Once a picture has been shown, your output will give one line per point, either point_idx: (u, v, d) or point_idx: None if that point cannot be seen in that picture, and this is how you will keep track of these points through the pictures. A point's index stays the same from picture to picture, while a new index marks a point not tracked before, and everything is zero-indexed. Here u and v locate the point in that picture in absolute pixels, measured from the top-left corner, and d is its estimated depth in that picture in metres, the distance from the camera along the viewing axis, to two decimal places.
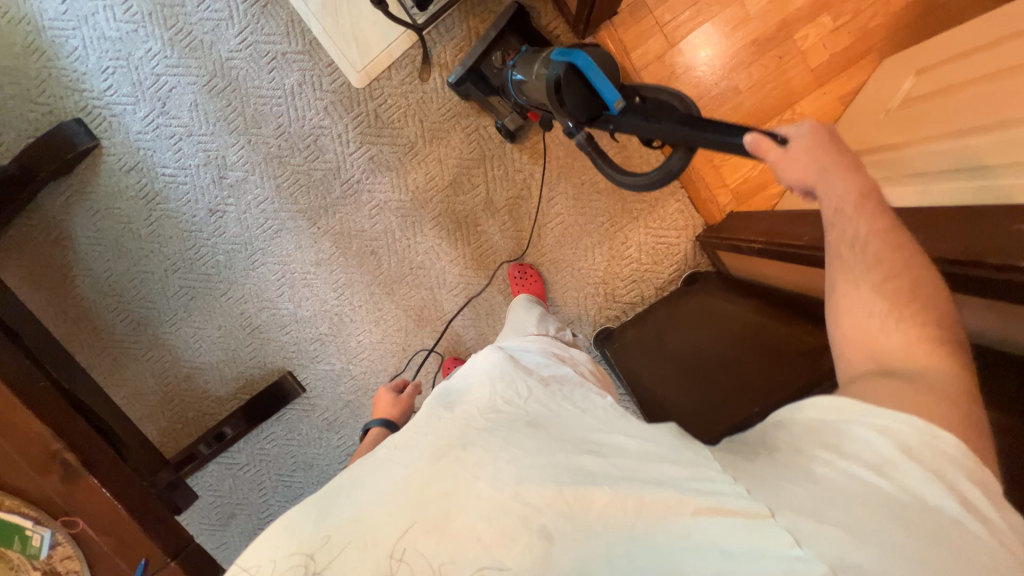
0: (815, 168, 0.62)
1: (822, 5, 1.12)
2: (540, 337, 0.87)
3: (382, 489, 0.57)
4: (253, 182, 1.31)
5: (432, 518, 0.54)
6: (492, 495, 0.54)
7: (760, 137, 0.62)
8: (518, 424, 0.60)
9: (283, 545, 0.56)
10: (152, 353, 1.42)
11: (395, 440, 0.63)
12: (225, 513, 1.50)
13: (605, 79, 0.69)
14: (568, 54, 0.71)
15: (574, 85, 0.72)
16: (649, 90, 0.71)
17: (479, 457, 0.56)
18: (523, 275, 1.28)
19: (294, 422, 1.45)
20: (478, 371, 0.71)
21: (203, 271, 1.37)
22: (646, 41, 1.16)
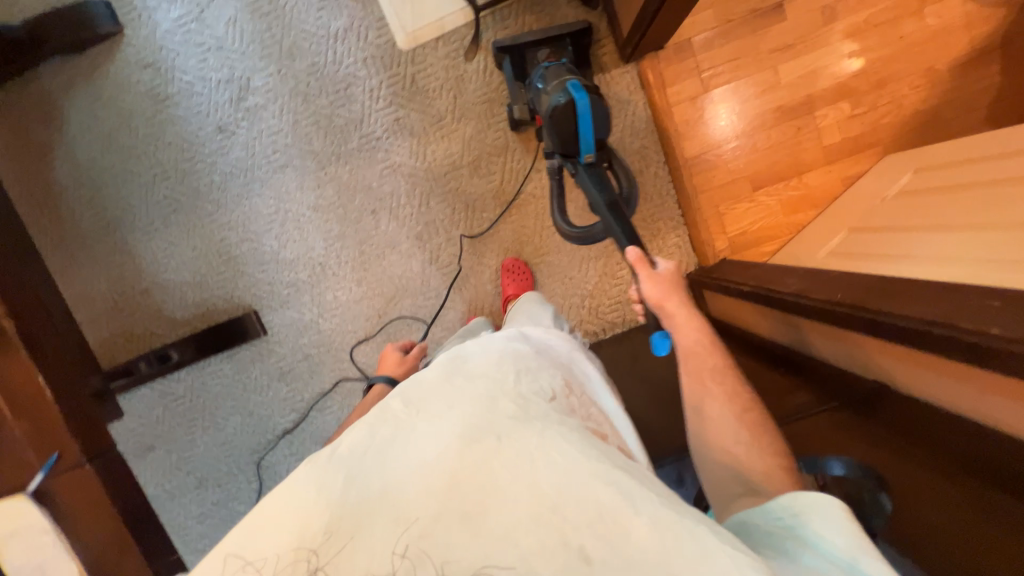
0: (672, 299, 0.84)
1: (845, 92, 1.21)
2: (563, 334, 0.87)
3: (411, 465, 0.56)
4: (271, 112, 1.28)
5: (469, 509, 0.51)
6: (530, 500, 0.51)
7: (639, 254, 0.86)
8: (553, 424, 0.58)
9: (298, 525, 0.54)
10: (113, 257, 1.34)
11: (417, 406, 0.63)
12: (144, 444, 1.42)
13: (588, 134, 0.91)
14: (574, 90, 0.89)
15: (568, 118, 0.91)
16: (617, 161, 0.96)
17: (518, 453, 0.54)
18: (515, 269, 1.30)
19: (245, 363, 1.39)
20: (496, 351, 0.71)
21: (194, 187, 1.32)
22: (683, 80, 1.22)
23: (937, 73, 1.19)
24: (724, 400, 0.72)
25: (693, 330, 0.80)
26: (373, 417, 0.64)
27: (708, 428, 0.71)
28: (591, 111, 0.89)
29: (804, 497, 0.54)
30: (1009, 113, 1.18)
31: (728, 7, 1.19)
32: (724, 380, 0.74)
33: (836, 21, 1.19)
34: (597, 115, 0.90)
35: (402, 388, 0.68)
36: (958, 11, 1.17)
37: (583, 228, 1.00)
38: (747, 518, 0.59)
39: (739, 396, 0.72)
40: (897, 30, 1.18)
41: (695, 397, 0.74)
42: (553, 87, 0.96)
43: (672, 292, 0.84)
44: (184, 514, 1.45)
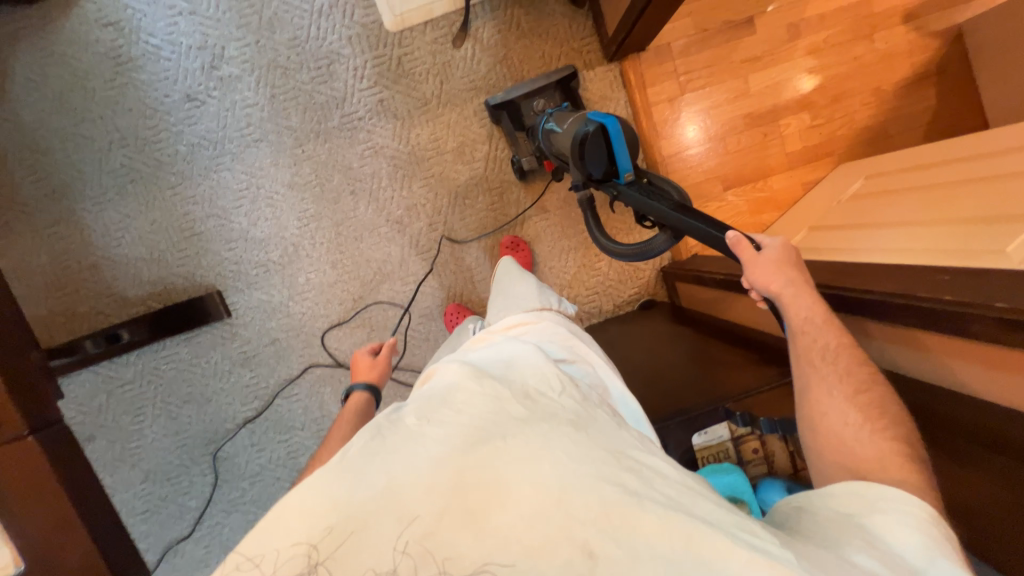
0: (781, 281, 0.74)
1: (806, 105, 1.31)
2: (554, 316, 0.90)
3: (415, 463, 0.55)
4: (247, 83, 1.23)
5: (474, 507, 0.52)
6: (537, 499, 0.52)
7: (740, 237, 0.76)
8: (561, 426, 0.58)
9: (302, 524, 0.53)
10: (59, 229, 1.24)
11: (426, 413, 0.60)
12: (83, 435, 1.30)
13: (626, 152, 0.84)
14: (602, 116, 0.85)
15: (599, 143, 0.85)
16: (659, 178, 0.88)
17: (522, 453, 0.54)
18: (513, 246, 1.30)
19: (205, 347, 1.31)
20: (508, 356, 0.71)
21: (156, 157, 1.24)
22: (662, 82, 1.28)
23: (884, 93, 1.31)
24: (835, 379, 0.67)
25: (807, 308, 0.72)
26: (380, 422, 0.61)
27: (817, 407, 0.66)
28: (621, 133, 0.85)
29: (876, 489, 0.56)
30: (939, 133, 1.33)
31: (705, 16, 1.26)
32: (836, 359, 0.68)
33: (800, 38, 1.28)
34: (628, 137, 0.86)
35: (418, 397, 0.64)
36: (902, 39, 1.30)
37: (640, 243, 0.84)
38: (808, 503, 0.60)
39: (852, 376, 0.67)
40: (852, 52, 1.30)
41: (806, 382, 0.69)
42: (572, 125, 0.93)
43: (778, 273, 0.74)
44: (127, 512, 1.34)
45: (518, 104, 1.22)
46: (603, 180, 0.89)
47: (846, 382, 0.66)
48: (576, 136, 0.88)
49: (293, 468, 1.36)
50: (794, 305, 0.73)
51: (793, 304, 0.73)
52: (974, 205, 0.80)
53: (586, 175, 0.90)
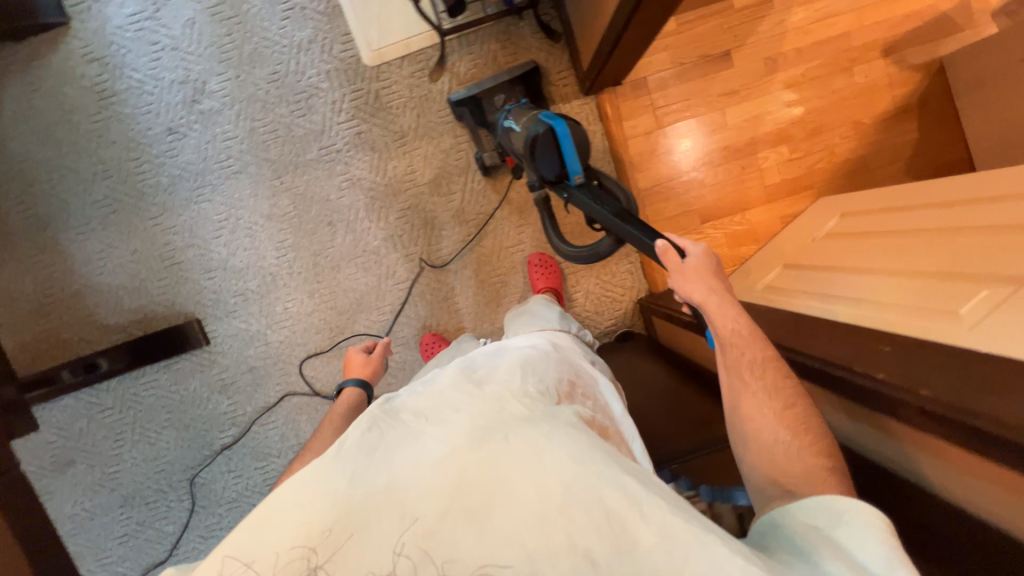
0: (704, 289, 0.77)
1: (784, 138, 1.30)
2: (557, 333, 0.95)
3: (418, 461, 0.56)
4: (227, 117, 1.25)
5: (473, 505, 0.51)
6: (536, 499, 0.50)
7: (667, 246, 0.80)
8: (561, 425, 0.58)
9: (302, 519, 0.54)
10: (42, 258, 1.26)
11: (427, 412, 0.63)
12: (64, 458, 1.32)
13: (575, 156, 0.90)
14: (551, 120, 0.90)
15: (550, 146, 0.91)
16: (607, 179, 0.94)
17: (521, 452, 0.54)
18: (542, 264, 1.30)
19: (184, 374, 1.32)
20: (508, 361, 0.73)
21: (138, 188, 1.26)
22: (639, 115, 1.28)
23: (864, 126, 1.30)
24: (764, 396, 0.67)
25: (733, 319, 0.74)
26: (378, 415, 0.64)
27: (749, 423, 0.66)
28: (571, 138, 0.89)
29: (844, 500, 0.53)
30: (922, 166, 1.32)
31: (681, 50, 1.27)
32: (764, 374, 0.69)
33: (777, 72, 1.28)
34: (578, 143, 0.90)
35: (417, 397, 0.67)
36: (883, 72, 1.29)
37: (591, 246, 0.97)
38: (778, 520, 0.56)
39: (779, 392, 0.67)
40: (831, 85, 1.29)
41: (734, 394, 0.69)
42: (527, 123, 0.96)
43: (703, 284, 0.77)
44: (104, 535, 1.36)
45: (480, 99, 1.19)
46: (556, 182, 0.94)
47: (774, 399, 0.66)
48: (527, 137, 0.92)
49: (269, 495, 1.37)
50: (719, 314, 0.75)
51: (721, 316, 0.75)
52: (937, 258, 0.78)
53: (540, 176, 0.95)
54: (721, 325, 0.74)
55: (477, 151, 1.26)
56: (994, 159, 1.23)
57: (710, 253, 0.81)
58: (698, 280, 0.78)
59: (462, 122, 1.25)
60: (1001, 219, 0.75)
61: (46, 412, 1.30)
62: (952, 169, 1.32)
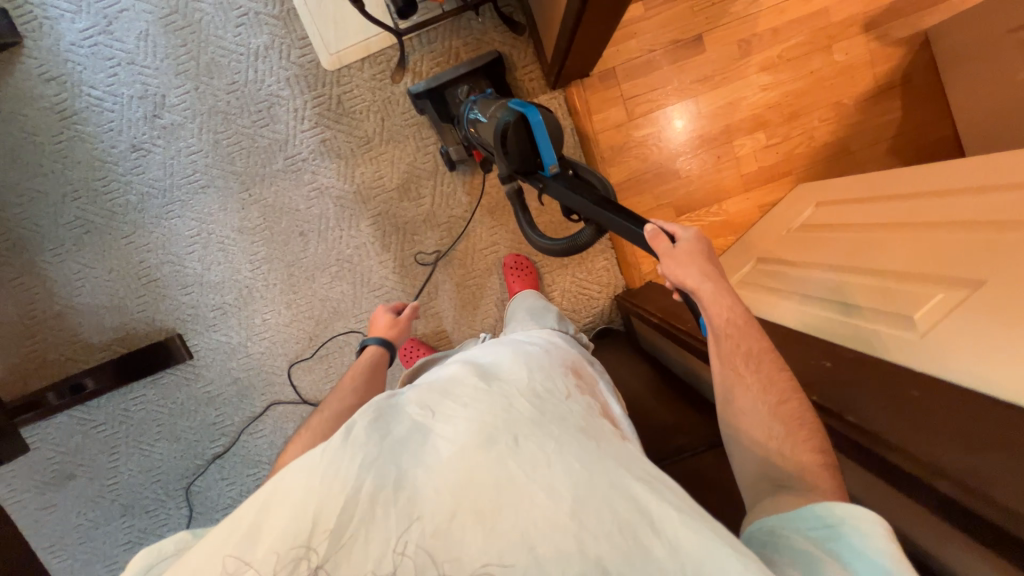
0: (696, 275, 0.68)
1: (760, 123, 1.26)
2: (545, 330, 0.91)
3: (428, 460, 0.53)
4: (189, 130, 1.24)
5: (482, 507, 0.49)
6: (547, 505, 0.48)
7: (656, 229, 0.70)
8: (572, 429, 0.56)
9: (304, 511, 0.49)
10: (22, 281, 1.27)
11: (435, 406, 0.59)
12: (62, 473, 1.36)
13: (548, 144, 0.81)
14: (522, 107, 0.82)
15: (521, 134, 0.83)
16: (584, 169, 0.85)
17: (533, 456, 0.52)
18: (516, 266, 1.29)
19: (170, 388, 1.34)
20: (514, 355, 0.70)
21: (108, 208, 1.26)
22: (608, 108, 1.24)
23: (844, 107, 1.26)
24: (758, 390, 0.61)
25: (729, 308, 0.66)
26: (382, 407, 0.61)
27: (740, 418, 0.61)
28: (545, 125, 0.80)
29: (843, 509, 0.48)
30: (906, 146, 1.27)
31: (651, 36, 1.22)
32: (759, 367, 0.63)
33: (751, 55, 1.23)
34: (552, 130, 0.81)
35: (422, 389, 0.64)
36: (863, 49, 1.24)
37: (567, 238, 0.86)
38: (778, 526, 0.50)
39: (774, 385, 0.62)
40: (808, 66, 1.24)
41: (728, 389, 0.63)
42: (497, 111, 0.89)
43: (699, 269, 0.68)
44: (109, 544, 1.39)
45: (444, 91, 1.17)
46: (529, 174, 0.86)
47: (770, 393, 0.61)
48: (497, 127, 0.84)
49: None
50: (715, 301, 0.67)
51: (715, 306, 0.67)
52: (900, 255, 0.77)
53: (511, 168, 0.87)
54: (714, 314, 0.66)
55: (442, 144, 1.23)
56: (980, 135, 1.18)
57: (703, 237, 0.71)
58: (689, 265, 0.68)
59: (424, 114, 1.22)
60: (962, 215, 0.73)
61: (33, 435, 1.33)
62: (938, 146, 1.27)
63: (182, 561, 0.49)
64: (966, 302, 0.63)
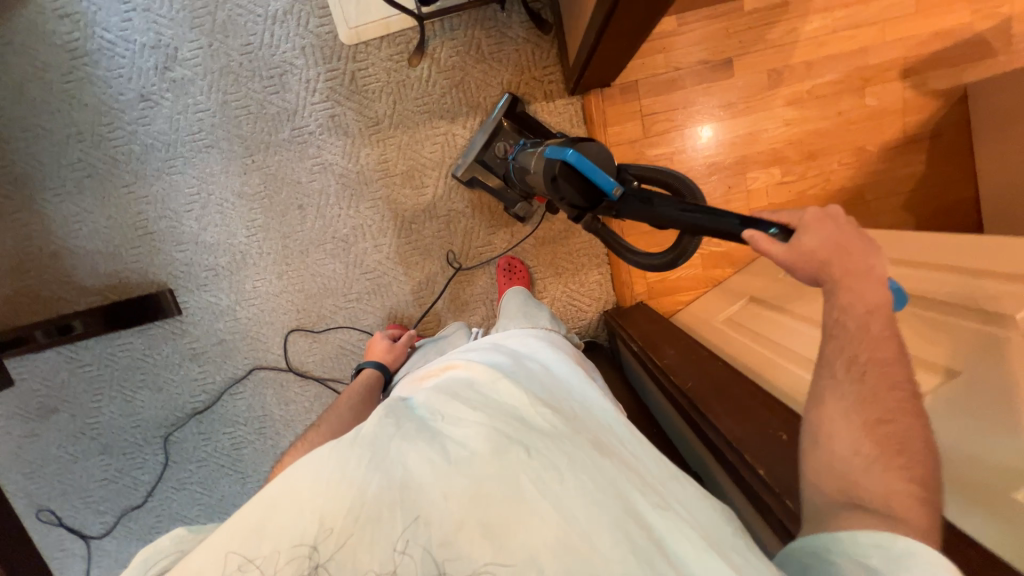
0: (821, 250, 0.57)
1: (777, 159, 1.23)
2: (545, 329, 0.90)
3: (435, 462, 0.52)
4: (199, 87, 1.22)
5: (492, 521, 0.48)
6: (559, 525, 0.48)
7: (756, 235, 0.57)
8: (584, 444, 0.55)
9: (310, 509, 0.50)
10: (21, 216, 1.28)
11: (444, 408, 0.59)
12: (47, 406, 1.39)
13: (600, 170, 0.68)
14: (556, 151, 0.71)
15: (569, 179, 0.71)
16: (639, 170, 0.71)
17: (546, 472, 0.51)
18: (510, 270, 1.27)
19: (157, 339, 1.36)
20: (525, 366, 0.70)
21: (112, 155, 1.25)
22: (625, 122, 1.21)
23: (866, 154, 1.22)
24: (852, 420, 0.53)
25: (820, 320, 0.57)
26: (393, 406, 0.62)
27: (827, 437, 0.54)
28: (586, 158, 0.69)
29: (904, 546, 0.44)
30: (922, 203, 1.23)
31: (680, 53, 1.17)
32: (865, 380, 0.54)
33: (780, 86, 1.19)
34: (597, 160, 0.70)
35: (431, 389, 0.64)
36: (897, 96, 1.20)
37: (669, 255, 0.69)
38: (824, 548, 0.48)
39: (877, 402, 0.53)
40: (837, 106, 1.20)
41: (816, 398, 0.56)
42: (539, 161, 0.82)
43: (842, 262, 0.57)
44: (86, 477, 1.43)
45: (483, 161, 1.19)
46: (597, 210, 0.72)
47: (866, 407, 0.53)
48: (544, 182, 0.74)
49: (236, 459, 1.42)
50: (856, 297, 0.56)
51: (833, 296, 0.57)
52: None
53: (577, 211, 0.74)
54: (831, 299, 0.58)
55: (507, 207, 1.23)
56: (1000, 205, 1.15)
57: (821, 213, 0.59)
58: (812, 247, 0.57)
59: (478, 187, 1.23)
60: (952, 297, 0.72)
61: (19, 366, 1.36)
62: (955, 210, 1.23)
63: (187, 559, 0.50)
64: (949, 403, 0.63)
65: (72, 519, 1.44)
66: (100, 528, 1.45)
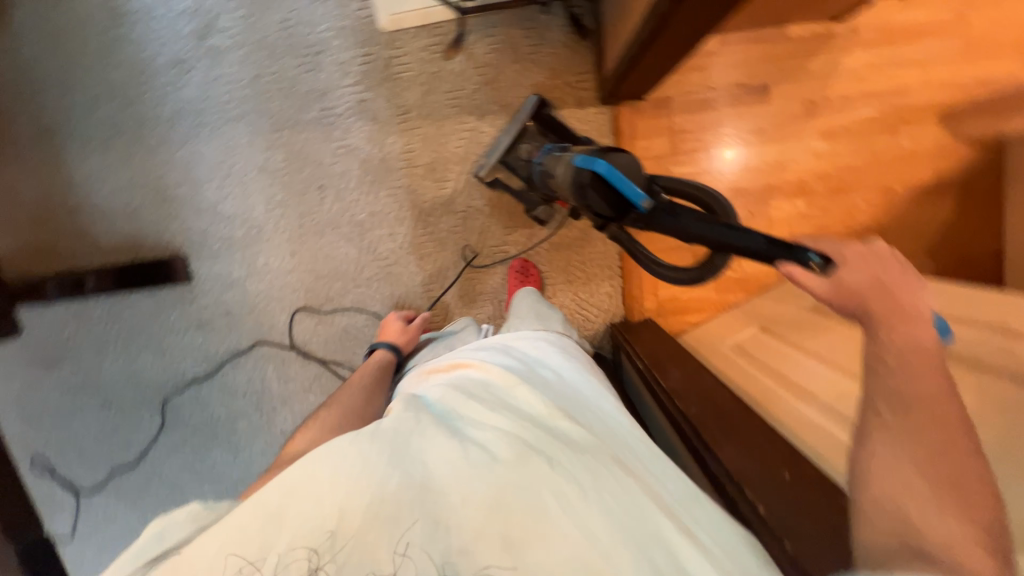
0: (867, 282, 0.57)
1: (803, 190, 1.21)
2: (555, 333, 0.88)
3: (458, 465, 0.62)
4: (233, 58, 1.23)
5: (510, 519, 0.58)
6: (568, 528, 0.57)
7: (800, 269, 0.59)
8: (604, 463, 0.63)
9: (344, 497, 0.59)
10: (44, 167, 1.29)
11: (463, 412, 0.68)
12: (51, 358, 1.40)
13: (631, 181, 0.67)
14: (586, 159, 0.70)
15: (597, 189, 0.70)
16: (668, 181, 0.72)
17: (558, 483, 0.60)
18: (522, 272, 1.27)
19: (166, 304, 1.37)
20: (538, 372, 0.76)
21: (140, 116, 1.26)
22: (654, 136, 1.20)
23: (893, 194, 1.21)
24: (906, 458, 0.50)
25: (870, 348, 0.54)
26: (416, 403, 0.70)
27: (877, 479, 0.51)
28: (616, 168, 0.68)
29: None
30: (945, 250, 1.22)
31: (717, 73, 1.16)
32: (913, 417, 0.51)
33: (814, 117, 1.18)
34: (628, 170, 0.69)
35: (452, 390, 0.71)
36: (932, 139, 1.18)
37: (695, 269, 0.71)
38: None
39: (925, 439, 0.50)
40: (870, 143, 1.19)
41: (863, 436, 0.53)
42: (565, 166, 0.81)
43: (881, 298, 0.56)
44: (82, 432, 1.44)
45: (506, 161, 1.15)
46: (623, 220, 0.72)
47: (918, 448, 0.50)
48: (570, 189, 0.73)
49: (230, 430, 1.43)
50: (898, 332, 0.54)
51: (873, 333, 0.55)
52: None
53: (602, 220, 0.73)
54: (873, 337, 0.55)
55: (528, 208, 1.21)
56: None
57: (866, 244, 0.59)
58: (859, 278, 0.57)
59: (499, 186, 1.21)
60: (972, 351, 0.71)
61: (28, 315, 1.37)
62: (978, 261, 1.22)
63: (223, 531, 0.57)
64: None
65: (64, 471, 1.46)
66: (90, 482, 1.46)
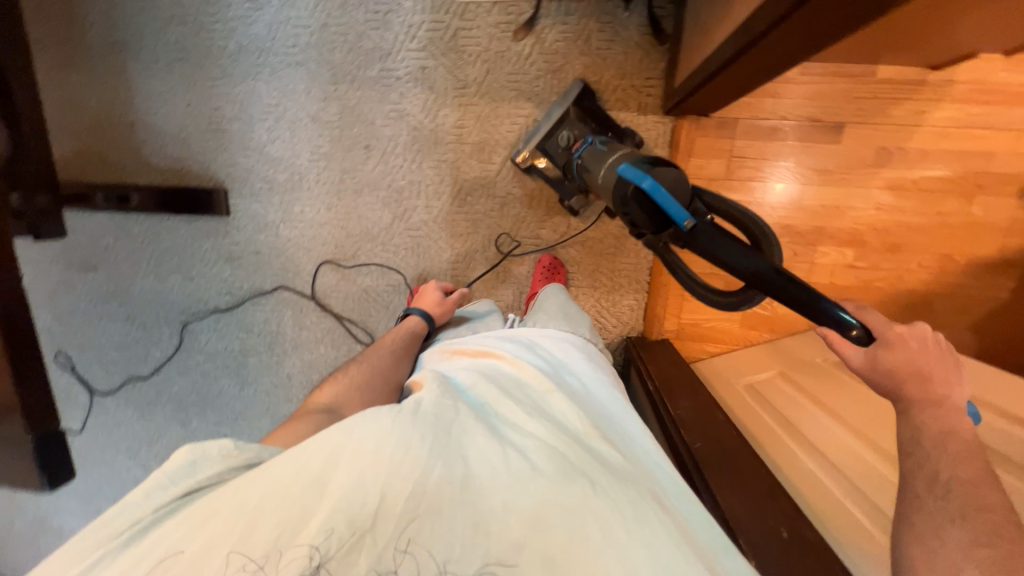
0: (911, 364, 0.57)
1: (855, 240, 1.16)
2: (569, 336, 0.88)
3: (500, 470, 0.61)
4: (304, 3, 1.22)
5: (551, 538, 0.55)
6: (615, 560, 0.53)
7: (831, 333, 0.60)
8: (648, 497, 0.60)
9: (379, 482, 0.58)
10: (109, 80, 1.32)
11: (500, 407, 0.71)
12: (88, 263, 1.47)
13: (673, 200, 0.66)
14: (632, 173, 0.69)
15: (639, 204, 0.69)
16: (713, 200, 0.69)
17: (603, 507, 0.57)
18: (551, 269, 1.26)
19: (201, 232, 1.41)
20: (571, 380, 0.79)
21: (207, 45, 1.27)
22: (711, 157, 1.15)
23: (951, 262, 1.14)
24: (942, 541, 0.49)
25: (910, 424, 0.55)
26: (452, 390, 0.74)
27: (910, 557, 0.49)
28: (662, 185, 0.66)
29: None
30: (993, 331, 1.15)
31: (791, 103, 1.11)
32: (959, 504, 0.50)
33: (884, 167, 1.12)
34: (673, 187, 0.67)
35: (490, 384, 0.75)
36: (1008, 213, 1.11)
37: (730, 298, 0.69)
38: None
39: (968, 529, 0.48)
40: (939, 204, 1.12)
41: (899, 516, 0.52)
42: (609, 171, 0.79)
43: (917, 382, 0.57)
44: (105, 338, 1.51)
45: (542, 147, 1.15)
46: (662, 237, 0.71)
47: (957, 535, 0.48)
48: (614, 200, 0.73)
49: (241, 364, 1.47)
50: (934, 419, 0.55)
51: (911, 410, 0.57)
52: None
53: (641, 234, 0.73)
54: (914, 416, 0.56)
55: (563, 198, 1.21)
56: None
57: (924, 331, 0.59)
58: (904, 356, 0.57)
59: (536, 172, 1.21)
60: None
61: (73, 219, 1.43)
62: None
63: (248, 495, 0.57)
64: None
65: (84, 370, 1.54)
66: (106, 386, 1.54)
